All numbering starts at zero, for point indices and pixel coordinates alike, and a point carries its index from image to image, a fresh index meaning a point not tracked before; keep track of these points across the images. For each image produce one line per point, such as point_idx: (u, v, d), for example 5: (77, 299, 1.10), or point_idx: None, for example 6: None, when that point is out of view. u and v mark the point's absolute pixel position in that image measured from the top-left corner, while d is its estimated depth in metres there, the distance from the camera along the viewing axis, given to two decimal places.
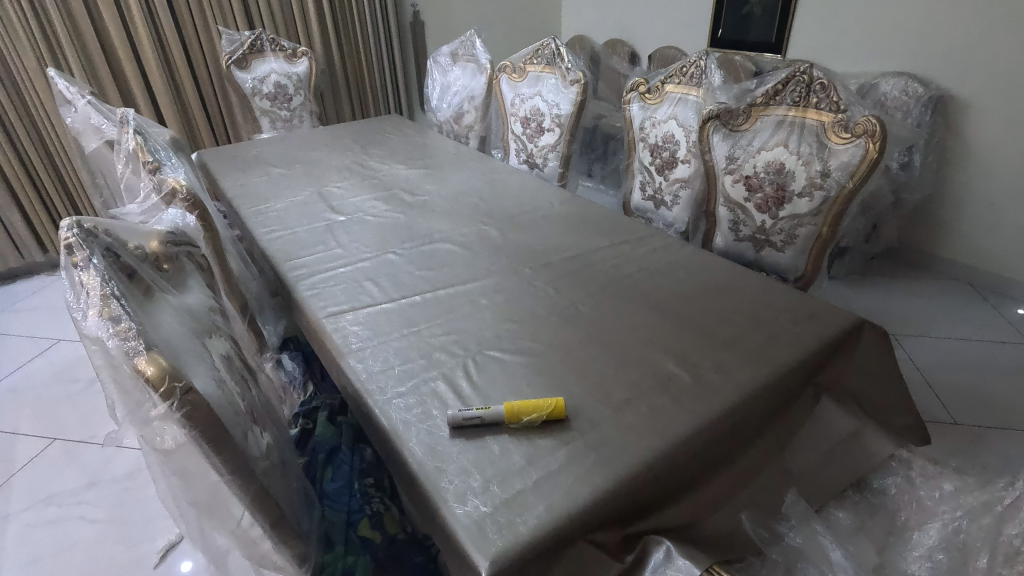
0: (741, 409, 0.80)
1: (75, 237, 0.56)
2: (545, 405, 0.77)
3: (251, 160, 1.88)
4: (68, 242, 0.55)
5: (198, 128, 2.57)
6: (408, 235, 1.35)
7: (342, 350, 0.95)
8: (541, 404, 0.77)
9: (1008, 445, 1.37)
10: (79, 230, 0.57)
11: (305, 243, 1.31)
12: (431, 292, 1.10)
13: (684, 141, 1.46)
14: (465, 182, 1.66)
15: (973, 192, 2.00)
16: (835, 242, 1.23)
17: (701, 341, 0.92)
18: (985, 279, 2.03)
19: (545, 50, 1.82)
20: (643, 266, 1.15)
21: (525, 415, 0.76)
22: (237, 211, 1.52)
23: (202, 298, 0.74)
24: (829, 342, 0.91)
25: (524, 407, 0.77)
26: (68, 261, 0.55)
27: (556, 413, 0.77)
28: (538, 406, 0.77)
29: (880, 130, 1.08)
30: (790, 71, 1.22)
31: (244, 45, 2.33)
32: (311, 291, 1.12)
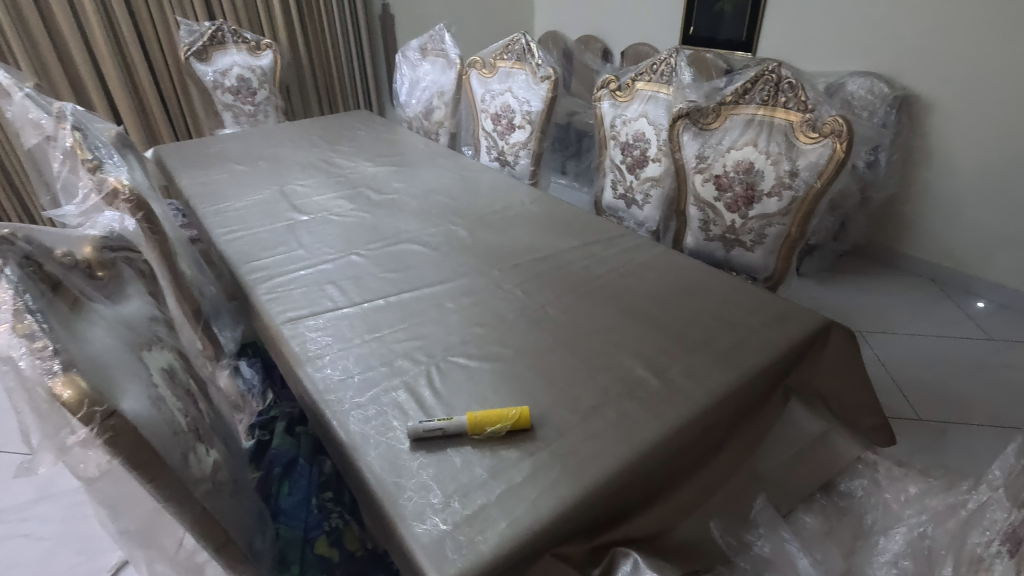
0: (709, 415, 0.79)
1: None
2: (510, 414, 0.75)
3: (211, 157, 1.81)
4: None
5: (158, 125, 2.47)
6: (373, 235, 1.30)
7: (299, 359, 0.90)
8: (506, 413, 0.75)
9: (971, 441, 1.39)
10: None
11: (265, 244, 1.26)
12: (396, 295, 1.06)
13: (654, 139, 1.45)
14: (434, 180, 1.62)
15: (936, 190, 2.04)
16: (803, 242, 1.23)
17: (671, 344, 0.91)
18: (947, 275, 2.08)
19: (516, 45, 1.80)
20: (613, 267, 1.13)
21: (489, 425, 0.74)
22: (194, 211, 1.45)
23: (143, 307, 0.70)
24: (797, 344, 0.91)
25: (488, 417, 0.74)
26: None
27: (521, 422, 0.74)
28: (503, 415, 0.75)
29: (846, 130, 1.08)
30: (759, 70, 1.21)
31: (204, 37, 2.25)
32: (270, 295, 1.08)
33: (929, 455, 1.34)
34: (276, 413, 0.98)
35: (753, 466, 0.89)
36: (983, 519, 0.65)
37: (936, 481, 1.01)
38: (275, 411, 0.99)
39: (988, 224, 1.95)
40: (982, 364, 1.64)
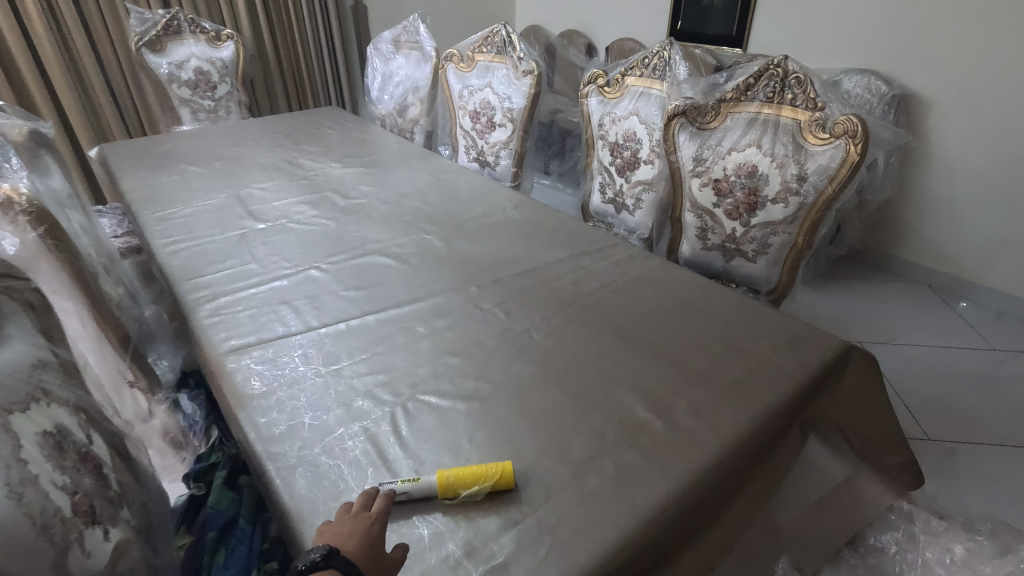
0: (724, 465, 0.67)
1: None
2: (489, 470, 0.63)
3: (161, 157, 1.64)
4: None
5: (107, 121, 2.29)
6: (336, 246, 1.16)
7: (240, 398, 0.76)
8: (484, 470, 0.63)
9: (984, 463, 1.30)
10: None
11: (213, 256, 1.12)
12: (359, 318, 0.93)
13: (647, 139, 1.34)
14: (407, 183, 1.49)
15: (933, 193, 1.96)
16: (810, 253, 1.13)
17: (674, 375, 0.79)
18: (945, 281, 2.01)
19: (495, 37, 1.66)
20: (605, 282, 1.01)
21: (462, 488, 0.61)
22: (136, 218, 1.30)
23: (26, 351, 0.55)
24: (816, 375, 0.80)
25: (460, 478, 0.62)
26: None
27: (501, 483, 0.62)
28: (479, 473, 0.62)
29: (861, 131, 0.98)
30: (763, 64, 1.10)
31: (158, 25, 2.07)
32: (212, 318, 0.93)
33: (942, 480, 1.25)
34: (217, 458, 0.85)
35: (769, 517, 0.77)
36: None
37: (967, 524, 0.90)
38: (216, 456, 0.86)
39: (988, 228, 1.88)
40: (987, 376, 1.56)
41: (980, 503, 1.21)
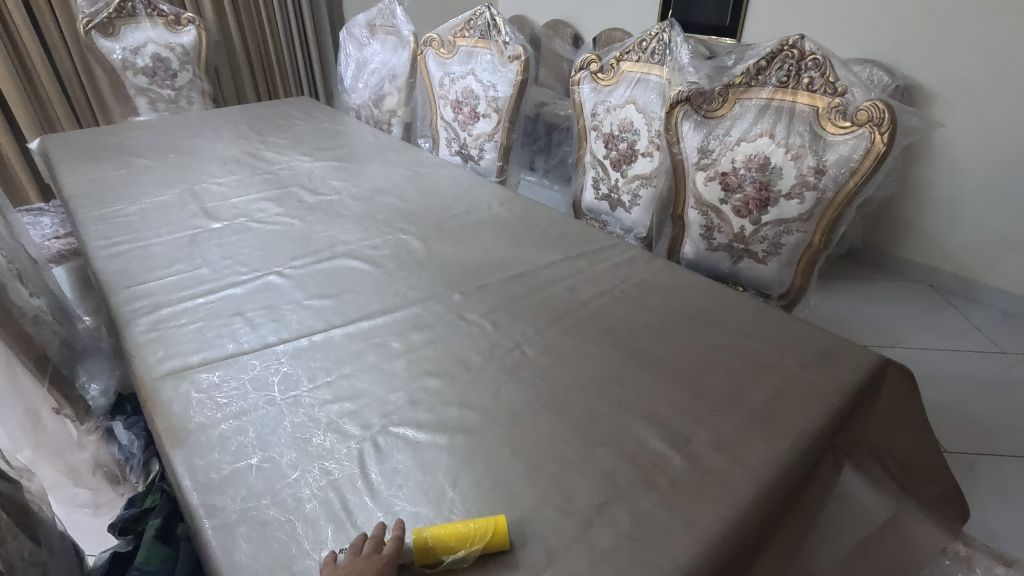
0: (761, 512, 0.56)
1: None
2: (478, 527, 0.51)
3: (108, 149, 1.49)
4: None
5: (55, 111, 2.11)
6: (301, 248, 1.03)
7: (175, 434, 0.63)
8: (472, 529, 0.51)
9: (1006, 477, 1.22)
10: None
11: (157, 261, 0.98)
12: (324, 332, 0.80)
13: (645, 130, 1.23)
14: (383, 178, 1.36)
15: (937, 189, 1.91)
16: (827, 253, 1.03)
17: (691, 399, 0.68)
18: (947, 281, 1.96)
19: (478, 20, 1.53)
20: (605, 288, 0.90)
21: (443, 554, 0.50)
22: (73, 216, 1.15)
23: None
24: (854, 396, 0.69)
25: (440, 539, 0.50)
26: None
27: (493, 545, 0.50)
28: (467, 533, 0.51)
29: (888, 118, 0.87)
30: (776, 44, 0.99)
31: (110, 6, 1.90)
32: (151, 333, 0.80)
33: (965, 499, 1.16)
34: (153, 502, 0.71)
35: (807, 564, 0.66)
36: None
37: None
38: (153, 499, 0.71)
39: (993, 225, 1.83)
40: (999, 382, 1.48)
41: (1005, 523, 1.13)
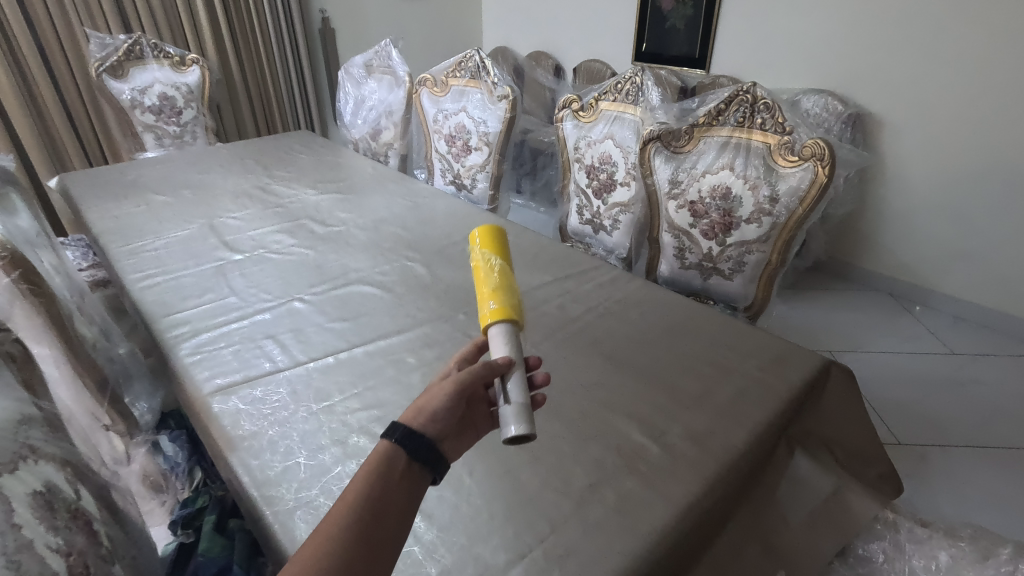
0: (723, 488, 0.68)
1: None
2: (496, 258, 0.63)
3: (125, 186, 1.60)
4: None
5: (67, 154, 2.33)
6: (317, 276, 1.15)
7: (230, 442, 0.74)
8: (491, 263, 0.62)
9: (954, 467, 1.36)
10: None
11: (188, 290, 1.09)
12: (348, 351, 0.91)
13: (622, 162, 1.37)
14: (385, 209, 1.48)
15: (890, 205, 2.15)
16: (784, 270, 1.17)
17: (666, 398, 0.80)
18: (905, 289, 2.19)
19: (468, 62, 1.68)
20: (592, 305, 1.03)
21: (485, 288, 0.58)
22: (103, 250, 1.26)
23: (12, 409, 0.53)
24: (802, 393, 0.82)
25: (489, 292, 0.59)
26: None
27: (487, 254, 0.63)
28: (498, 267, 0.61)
29: (828, 154, 1.02)
30: (733, 90, 1.15)
31: (119, 50, 2.03)
32: (194, 356, 0.91)
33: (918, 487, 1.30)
34: (205, 502, 0.83)
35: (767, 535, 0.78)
36: None
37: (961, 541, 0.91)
38: (204, 500, 0.83)
39: (942, 239, 2.06)
40: (950, 380, 1.64)
41: (953, 505, 1.26)
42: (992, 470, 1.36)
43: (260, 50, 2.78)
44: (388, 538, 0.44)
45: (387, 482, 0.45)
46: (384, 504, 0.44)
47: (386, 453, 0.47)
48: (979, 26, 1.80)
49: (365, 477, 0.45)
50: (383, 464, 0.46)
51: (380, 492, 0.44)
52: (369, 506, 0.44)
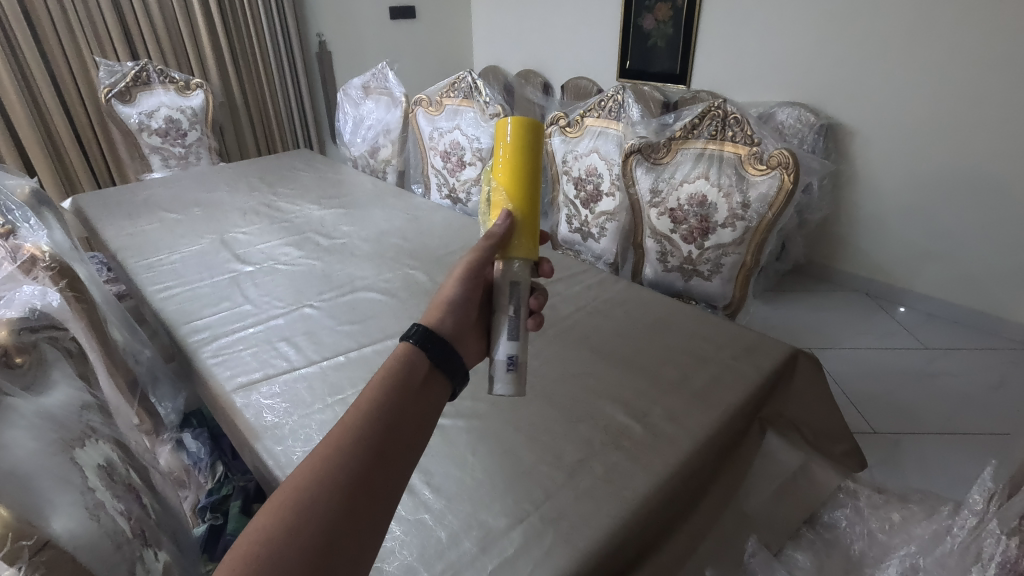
0: (699, 459, 0.76)
1: (12, 340, 0.56)
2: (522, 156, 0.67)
3: (137, 205, 1.68)
4: (6, 346, 0.56)
5: (75, 173, 2.51)
6: (325, 284, 1.23)
7: (254, 431, 0.82)
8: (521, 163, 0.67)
9: (922, 449, 1.51)
10: (8, 325, 0.58)
11: (206, 299, 1.17)
12: (357, 350, 0.99)
13: (607, 174, 1.47)
14: (386, 221, 1.57)
15: (864, 210, 2.28)
16: (758, 270, 1.26)
17: (648, 385, 0.89)
18: (880, 289, 2.33)
19: (461, 83, 1.78)
20: (581, 305, 1.11)
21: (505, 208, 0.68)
22: (122, 265, 1.34)
23: (74, 395, 0.61)
24: (772, 377, 0.89)
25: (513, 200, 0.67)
26: (9, 361, 0.56)
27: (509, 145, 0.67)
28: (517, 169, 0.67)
29: (792, 162, 1.12)
30: (706, 106, 1.25)
31: (127, 77, 2.13)
32: (216, 357, 0.99)
33: (888, 469, 1.43)
34: (229, 491, 0.98)
35: (738, 504, 0.88)
36: (975, 550, 0.64)
37: (918, 508, 1.00)
38: (227, 489, 0.98)
39: (912, 241, 2.19)
40: (920, 373, 1.80)
41: (920, 478, 1.42)
42: (958, 454, 1.49)
43: (260, 74, 2.92)
44: (401, 442, 0.52)
45: (400, 396, 0.54)
46: (397, 413, 0.53)
47: (400, 371, 0.56)
48: (938, 40, 1.92)
49: (381, 389, 0.54)
50: (398, 381, 0.55)
51: (394, 402, 0.53)
52: (384, 413, 0.52)
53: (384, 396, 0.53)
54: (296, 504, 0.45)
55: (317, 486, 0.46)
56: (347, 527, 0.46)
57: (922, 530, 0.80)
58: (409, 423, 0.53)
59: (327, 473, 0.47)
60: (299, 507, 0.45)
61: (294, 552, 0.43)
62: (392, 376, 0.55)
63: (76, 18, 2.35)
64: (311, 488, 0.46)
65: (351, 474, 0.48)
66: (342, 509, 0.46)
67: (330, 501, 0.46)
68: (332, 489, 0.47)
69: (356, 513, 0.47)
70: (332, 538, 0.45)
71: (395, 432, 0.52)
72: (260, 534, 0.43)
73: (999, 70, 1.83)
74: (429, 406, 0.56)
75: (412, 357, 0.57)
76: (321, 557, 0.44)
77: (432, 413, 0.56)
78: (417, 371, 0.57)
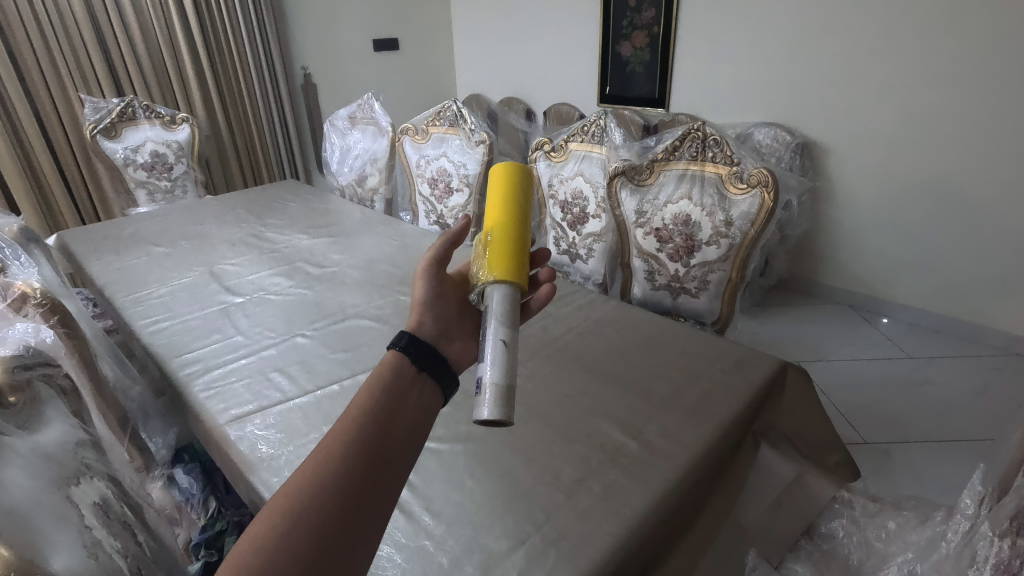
0: (696, 474, 0.77)
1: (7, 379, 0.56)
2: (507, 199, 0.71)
3: (124, 240, 1.67)
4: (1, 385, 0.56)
5: (60, 209, 2.50)
6: (317, 313, 1.23)
7: (250, 463, 0.81)
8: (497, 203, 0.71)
9: (913, 458, 1.52)
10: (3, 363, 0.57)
11: (196, 332, 1.16)
12: (351, 378, 0.99)
13: (593, 197, 1.51)
14: (375, 249, 1.58)
15: (842, 224, 2.35)
16: (744, 286, 1.29)
17: (642, 402, 0.89)
18: (863, 301, 2.38)
19: (447, 111, 1.82)
20: (571, 326, 1.13)
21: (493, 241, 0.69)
22: (109, 300, 1.33)
23: (69, 432, 0.61)
24: (761, 390, 0.91)
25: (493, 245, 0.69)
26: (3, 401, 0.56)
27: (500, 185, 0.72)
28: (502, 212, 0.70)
29: (772, 181, 1.15)
30: (685, 129, 1.29)
31: (112, 113, 2.14)
32: (207, 391, 0.98)
33: (881, 479, 1.45)
34: (222, 526, 1.01)
35: (736, 518, 0.89)
36: (969, 552, 0.65)
37: (911, 513, 1.01)
38: (220, 524, 1.01)
39: (891, 253, 2.26)
40: (906, 383, 1.83)
41: (913, 487, 1.43)
42: (947, 462, 1.51)
43: (246, 107, 2.95)
44: (396, 446, 0.52)
45: (392, 401, 0.54)
46: (389, 417, 0.53)
47: (390, 375, 0.56)
48: (903, 60, 2.01)
49: (374, 395, 0.54)
50: (390, 385, 0.56)
51: (385, 407, 0.54)
52: (375, 418, 0.52)
53: (376, 401, 0.53)
54: (288, 513, 0.45)
55: (310, 494, 0.47)
56: (340, 534, 0.46)
57: (917, 536, 0.82)
58: (401, 427, 0.53)
59: (321, 478, 0.48)
60: (291, 516, 0.45)
61: (285, 559, 0.43)
62: (384, 379, 0.56)
63: (61, 57, 2.38)
64: (303, 496, 0.46)
65: (342, 480, 0.48)
66: (334, 516, 0.46)
67: (323, 507, 0.46)
68: (325, 495, 0.47)
69: (350, 519, 0.47)
70: (323, 545, 0.45)
71: (386, 436, 0.52)
72: (254, 545, 0.44)
73: (962, 87, 1.91)
74: (422, 409, 0.56)
75: (402, 362, 0.58)
76: (316, 558, 0.44)
77: (425, 412, 0.56)
78: (407, 373, 0.58)
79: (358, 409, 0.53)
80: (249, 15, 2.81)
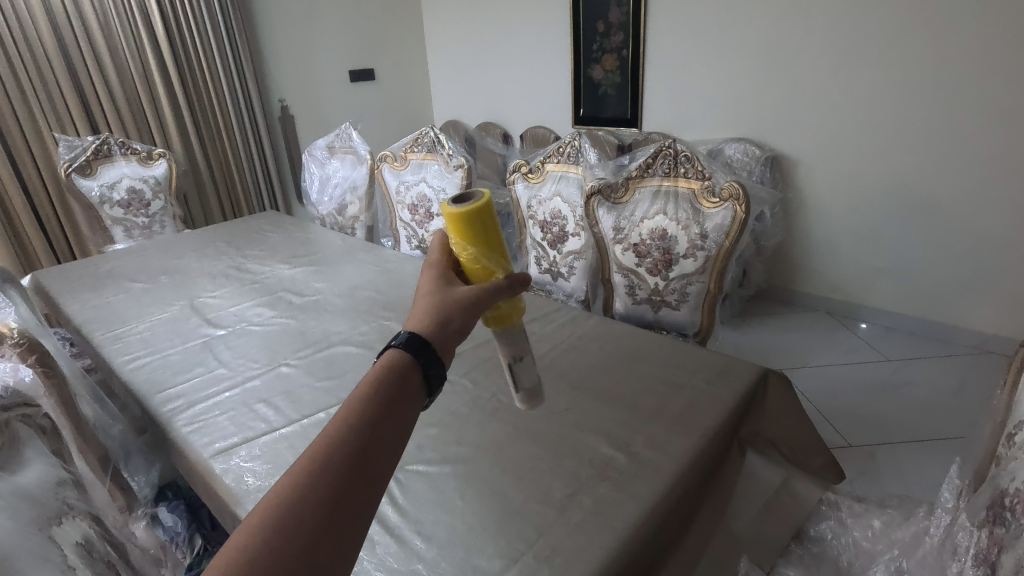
0: (684, 483, 0.78)
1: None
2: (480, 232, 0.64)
3: (101, 277, 1.65)
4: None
5: (33, 249, 2.46)
6: (300, 342, 1.23)
7: (236, 495, 0.80)
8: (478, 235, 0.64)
9: (897, 458, 1.55)
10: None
11: (178, 366, 1.15)
12: (337, 405, 0.99)
13: (571, 216, 1.53)
14: (358, 275, 1.58)
15: (814, 233, 2.42)
16: (722, 296, 1.32)
17: (628, 415, 0.90)
18: (839, 307, 2.44)
19: (424, 138, 1.84)
20: (556, 343, 1.14)
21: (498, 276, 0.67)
22: (87, 339, 1.31)
23: (50, 472, 0.60)
24: (744, 397, 0.92)
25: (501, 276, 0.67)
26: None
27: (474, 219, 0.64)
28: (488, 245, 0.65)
29: (743, 194, 1.19)
30: (657, 146, 1.33)
31: (88, 151, 2.13)
32: (190, 425, 0.97)
33: (868, 480, 1.47)
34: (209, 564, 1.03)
35: (725, 526, 0.90)
36: (953, 545, 0.66)
37: (895, 511, 1.03)
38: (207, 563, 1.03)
39: (863, 259, 2.33)
40: (886, 385, 1.87)
41: (899, 486, 1.45)
42: (929, 460, 1.54)
43: (223, 140, 2.96)
44: (384, 451, 0.49)
45: (384, 402, 0.51)
46: (380, 421, 0.50)
47: (381, 376, 0.53)
48: (862, 74, 2.10)
49: (364, 396, 0.51)
50: (382, 385, 0.52)
51: (376, 409, 0.50)
52: (366, 422, 0.49)
53: (366, 404, 0.50)
54: (272, 524, 0.42)
55: (292, 504, 0.43)
56: (328, 547, 0.43)
57: (902, 533, 0.83)
58: (392, 433, 0.50)
59: (307, 485, 0.44)
60: (275, 525, 0.42)
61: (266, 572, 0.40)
62: (376, 379, 0.52)
63: (34, 95, 2.37)
64: (286, 505, 0.43)
65: (332, 490, 0.45)
66: (320, 525, 0.43)
67: (307, 516, 0.43)
68: (308, 504, 0.44)
69: (336, 529, 0.44)
70: (309, 556, 0.42)
71: (375, 440, 0.49)
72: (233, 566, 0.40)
73: (919, 98, 2.00)
74: (412, 410, 0.53)
75: (397, 362, 0.54)
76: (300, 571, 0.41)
77: (414, 413, 0.53)
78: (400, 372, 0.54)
79: (346, 413, 0.49)
80: (225, 50, 2.85)
